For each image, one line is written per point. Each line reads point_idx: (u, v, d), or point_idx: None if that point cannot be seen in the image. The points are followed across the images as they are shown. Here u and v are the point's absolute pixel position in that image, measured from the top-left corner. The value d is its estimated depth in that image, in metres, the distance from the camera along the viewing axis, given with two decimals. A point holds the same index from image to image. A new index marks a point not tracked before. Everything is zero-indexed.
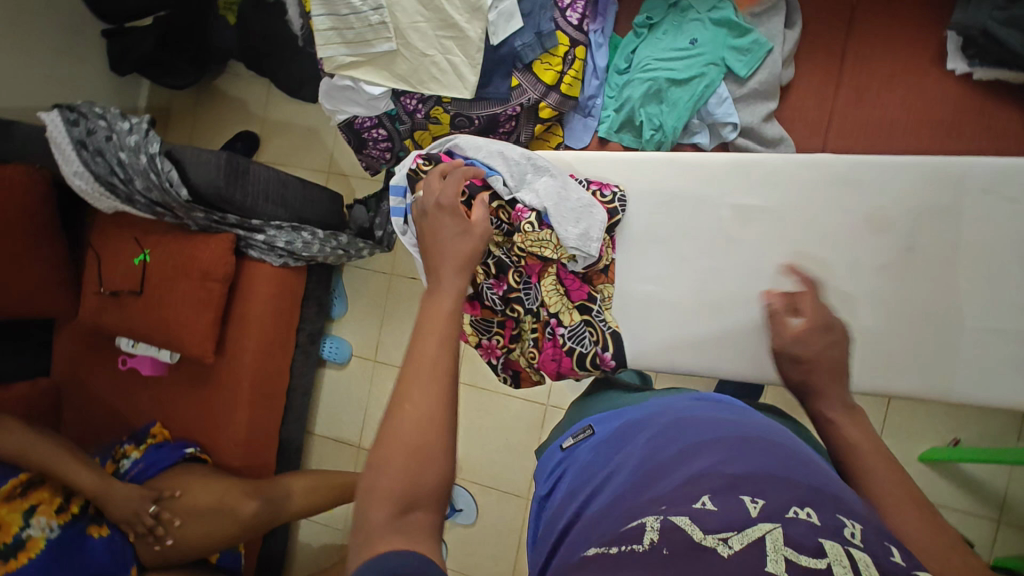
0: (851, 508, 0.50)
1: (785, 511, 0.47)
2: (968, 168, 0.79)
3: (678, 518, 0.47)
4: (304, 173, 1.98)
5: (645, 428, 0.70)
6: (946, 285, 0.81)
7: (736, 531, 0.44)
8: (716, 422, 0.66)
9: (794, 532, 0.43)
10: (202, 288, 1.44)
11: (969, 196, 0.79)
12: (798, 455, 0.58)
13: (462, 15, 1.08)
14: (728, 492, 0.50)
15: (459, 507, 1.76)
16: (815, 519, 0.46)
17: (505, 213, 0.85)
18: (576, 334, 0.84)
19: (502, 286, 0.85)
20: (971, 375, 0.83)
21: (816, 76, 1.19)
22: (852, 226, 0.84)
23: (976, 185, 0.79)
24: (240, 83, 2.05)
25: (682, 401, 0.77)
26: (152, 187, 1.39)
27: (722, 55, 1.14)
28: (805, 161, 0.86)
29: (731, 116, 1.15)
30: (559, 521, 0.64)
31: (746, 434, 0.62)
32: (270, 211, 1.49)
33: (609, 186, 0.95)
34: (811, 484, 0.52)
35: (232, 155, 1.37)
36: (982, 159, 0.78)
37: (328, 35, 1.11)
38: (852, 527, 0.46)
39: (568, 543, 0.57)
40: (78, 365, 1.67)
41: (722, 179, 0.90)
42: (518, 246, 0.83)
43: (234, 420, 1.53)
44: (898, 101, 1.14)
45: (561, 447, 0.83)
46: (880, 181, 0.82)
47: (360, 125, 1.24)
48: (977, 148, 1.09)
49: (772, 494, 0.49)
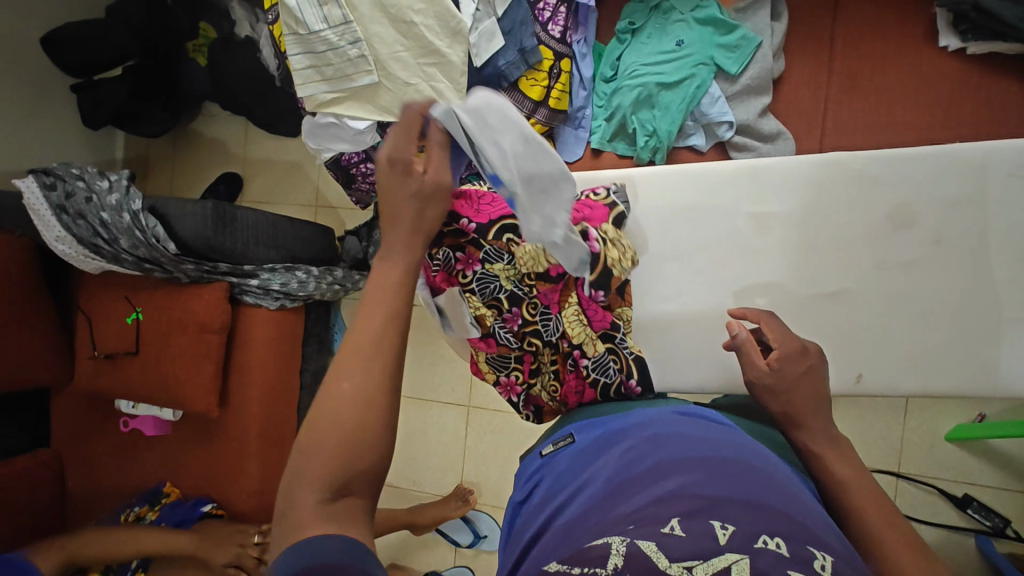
0: (824, 540, 0.47)
1: (753, 540, 0.44)
2: (987, 155, 0.77)
3: (644, 543, 0.44)
4: (292, 210, 1.94)
5: (625, 437, 0.66)
6: (978, 275, 0.79)
7: (701, 560, 0.42)
8: (698, 437, 0.62)
9: (761, 564, 0.41)
10: (200, 341, 1.39)
11: (994, 182, 0.77)
12: (777, 476, 0.55)
13: (443, 40, 1.05)
14: (700, 514, 0.47)
15: (483, 533, 1.71)
16: (785, 549, 0.43)
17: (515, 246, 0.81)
18: (600, 365, 0.80)
19: (516, 321, 0.81)
20: (1009, 363, 0.80)
21: (806, 65, 1.17)
22: (875, 224, 0.82)
23: (999, 176, 0.77)
24: (218, 123, 2.01)
25: (664, 413, 0.73)
26: (139, 244, 1.34)
27: (711, 54, 1.12)
28: (818, 160, 0.84)
29: (725, 115, 1.13)
30: (527, 531, 0.61)
31: (732, 452, 0.58)
32: (262, 254, 1.46)
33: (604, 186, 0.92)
34: (786, 508, 0.49)
35: (218, 203, 1.36)
36: (1003, 142, 0.76)
37: (306, 73, 1.07)
38: (823, 558, 0.43)
39: (535, 555, 0.53)
40: (78, 431, 1.62)
41: (736, 187, 0.87)
42: (524, 273, 0.80)
43: (246, 471, 1.48)
44: (893, 82, 1.12)
45: (540, 453, 0.78)
46: (902, 174, 0.80)
47: (346, 161, 1.20)
48: (978, 123, 1.07)
49: (745, 518, 0.46)
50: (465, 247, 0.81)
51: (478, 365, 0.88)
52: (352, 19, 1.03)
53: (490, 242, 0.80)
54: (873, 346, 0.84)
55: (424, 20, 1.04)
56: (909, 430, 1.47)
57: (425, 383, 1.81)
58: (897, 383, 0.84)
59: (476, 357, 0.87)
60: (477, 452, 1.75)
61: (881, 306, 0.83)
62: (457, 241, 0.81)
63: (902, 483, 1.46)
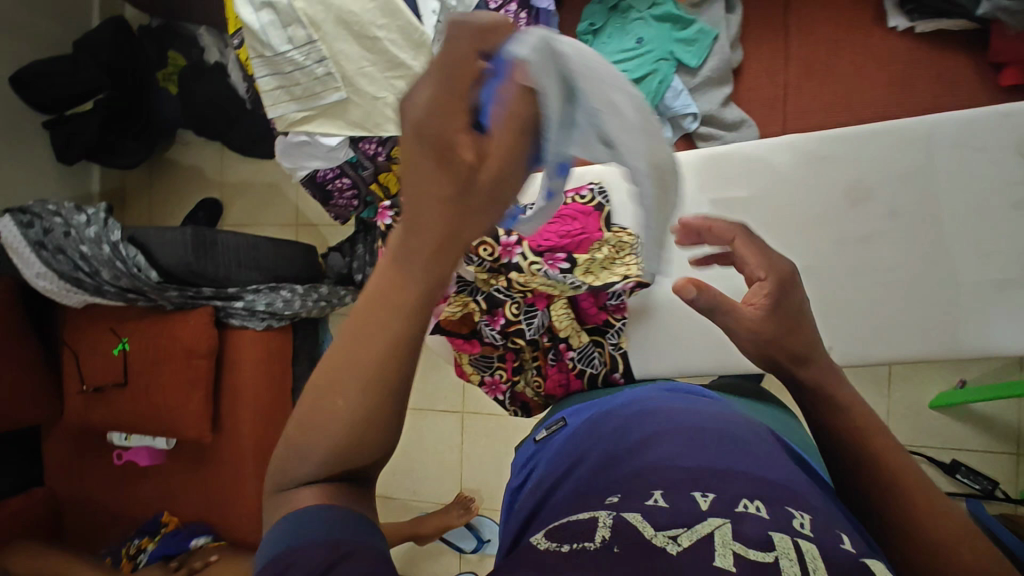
0: (806, 501, 0.50)
1: (736, 506, 0.47)
2: (933, 126, 0.80)
3: (631, 515, 0.47)
4: (274, 231, 1.95)
5: (615, 419, 0.69)
6: (936, 244, 0.82)
7: (685, 527, 0.44)
8: (683, 413, 0.65)
9: (743, 527, 0.44)
10: (189, 367, 1.40)
11: (941, 153, 0.80)
12: (761, 447, 0.58)
13: (406, 52, 1.05)
14: (683, 487, 0.50)
15: (487, 537, 1.71)
16: (764, 512, 0.46)
17: (487, 248, 0.77)
18: (585, 356, 0.82)
19: (498, 320, 0.81)
20: (973, 326, 0.83)
21: (763, 53, 1.20)
22: (833, 202, 0.85)
23: (946, 147, 0.80)
24: (193, 150, 2.02)
25: (653, 391, 0.75)
26: (121, 274, 1.34)
27: (670, 49, 1.15)
28: (775, 144, 0.87)
29: (689, 107, 1.15)
30: (525, 505, 0.65)
31: (712, 424, 0.62)
32: (245, 276, 1.45)
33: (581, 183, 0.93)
34: (767, 475, 0.52)
35: (198, 228, 1.37)
36: (946, 114, 0.79)
37: (275, 94, 1.09)
38: (801, 518, 0.46)
39: (530, 532, 0.56)
40: (72, 468, 1.61)
41: (698, 176, 0.90)
42: (518, 283, 0.78)
43: (244, 494, 1.48)
44: (847, 64, 1.15)
45: (534, 439, 0.81)
46: (854, 152, 0.83)
47: (322, 178, 1.22)
48: (932, 97, 1.11)
49: (723, 486, 0.50)
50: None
51: (462, 367, 0.89)
52: (317, 38, 1.04)
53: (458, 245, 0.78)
54: (843, 316, 0.86)
55: (388, 35, 1.04)
56: (894, 401, 1.51)
57: (419, 393, 1.81)
58: (869, 354, 0.87)
59: (459, 360, 0.89)
60: (474, 457, 1.76)
61: (846, 281, 0.86)
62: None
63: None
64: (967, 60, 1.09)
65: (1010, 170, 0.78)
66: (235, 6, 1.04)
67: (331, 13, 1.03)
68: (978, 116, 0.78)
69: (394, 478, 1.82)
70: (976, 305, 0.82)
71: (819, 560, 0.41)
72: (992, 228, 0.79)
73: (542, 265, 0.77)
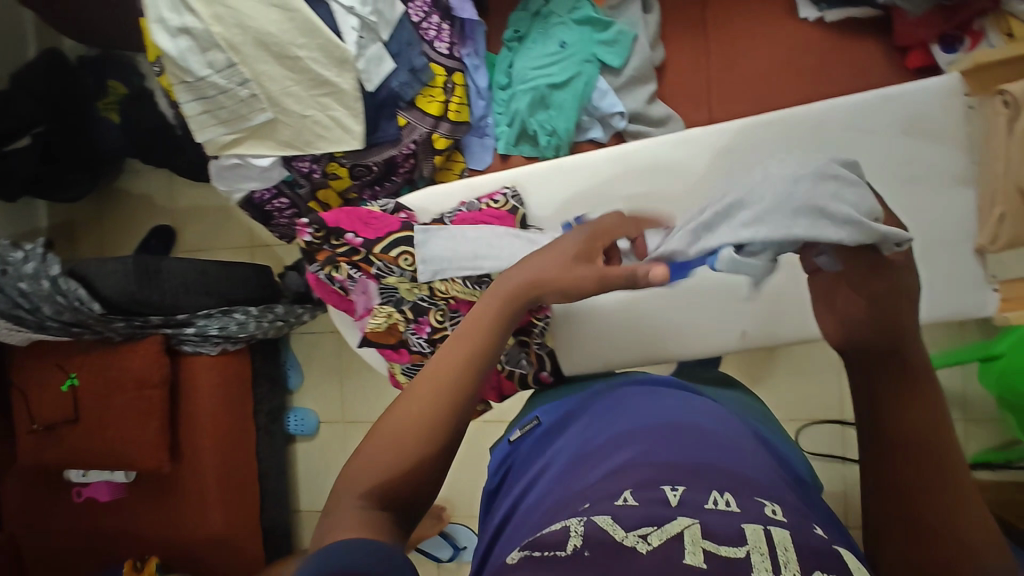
0: (769, 491, 0.52)
1: (705, 503, 0.48)
2: (825, 113, 0.83)
3: (601, 519, 0.47)
4: (228, 254, 1.94)
5: (585, 422, 0.71)
6: None
7: (655, 527, 0.45)
8: (649, 409, 0.67)
9: (711, 526, 0.44)
10: (141, 398, 1.38)
11: (832, 136, 0.82)
12: (725, 438, 0.60)
13: (332, 71, 1.08)
14: (652, 484, 0.51)
15: (463, 544, 1.70)
16: (734, 505, 0.48)
17: (406, 259, 0.89)
18: (512, 357, 0.92)
19: (424, 329, 0.90)
20: None
21: (684, 50, 1.23)
22: None
23: (836, 130, 0.83)
24: (140, 178, 2.00)
25: (624, 389, 0.77)
26: (63, 309, 1.34)
27: (593, 51, 1.17)
28: (678, 139, 0.89)
29: (615, 106, 1.17)
30: (496, 518, 0.66)
31: (682, 420, 0.64)
32: (194, 302, 1.42)
33: (499, 191, 0.95)
34: (736, 472, 0.54)
35: (139, 257, 1.34)
36: (835, 101, 0.83)
37: (202, 119, 1.09)
38: (773, 505, 0.49)
39: (505, 544, 0.56)
40: (30, 507, 1.58)
41: (607, 172, 0.92)
42: (439, 290, 0.88)
43: (209, 521, 1.46)
44: (764, 56, 1.19)
45: (507, 439, 0.84)
46: (750, 141, 0.86)
47: (260, 199, 1.23)
48: (846, 84, 1.15)
49: (693, 481, 0.51)
50: (359, 264, 0.91)
51: (397, 376, 0.96)
52: (237, 61, 1.05)
53: (378, 257, 0.90)
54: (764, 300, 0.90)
55: (309, 54, 1.06)
56: None
57: None
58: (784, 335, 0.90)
59: (394, 369, 0.95)
60: None
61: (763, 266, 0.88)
62: (352, 260, 0.91)
63: (848, 431, 1.43)
64: (876, 44, 1.13)
65: (899, 149, 0.81)
66: (150, 33, 1.03)
67: (249, 36, 1.04)
68: (866, 101, 0.81)
69: None
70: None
71: (790, 551, 0.42)
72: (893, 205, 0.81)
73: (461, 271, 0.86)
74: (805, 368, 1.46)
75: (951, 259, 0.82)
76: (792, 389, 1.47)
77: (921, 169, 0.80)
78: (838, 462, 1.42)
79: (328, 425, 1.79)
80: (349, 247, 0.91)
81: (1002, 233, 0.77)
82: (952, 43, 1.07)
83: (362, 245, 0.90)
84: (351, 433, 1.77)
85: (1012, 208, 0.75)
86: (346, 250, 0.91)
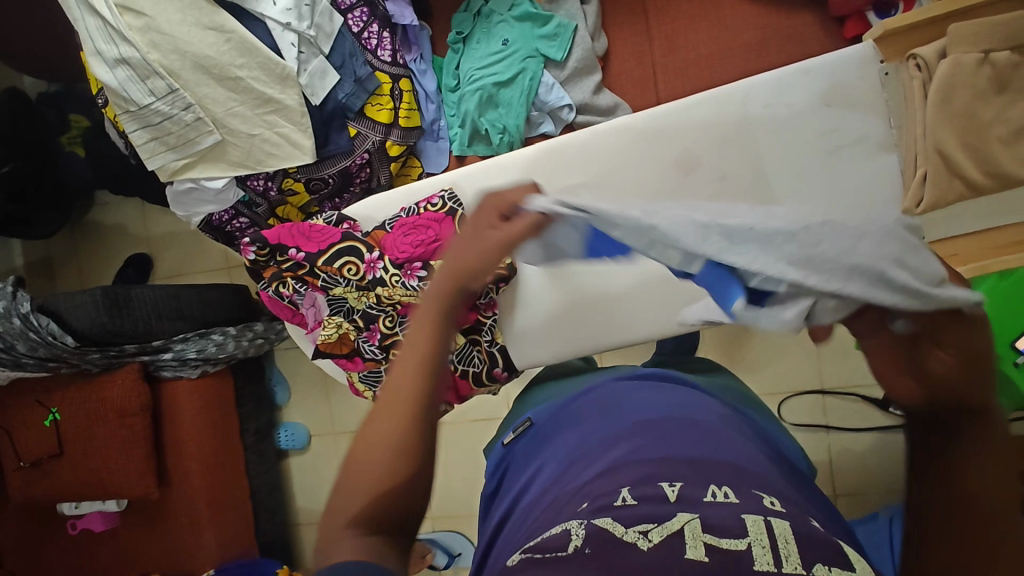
0: (756, 478, 0.53)
1: (704, 496, 0.49)
2: (746, 90, 0.86)
3: (600, 519, 0.47)
4: (204, 278, 1.94)
5: (573, 417, 0.71)
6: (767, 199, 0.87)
7: (656, 524, 0.46)
8: (636, 402, 0.68)
9: (710, 518, 0.45)
10: (124, 427, 1.40)
11: (756, 115, 0.86)
12: (710, 428, 0.61)
13: (274, 88, 1.10)
14: (650, 481, 0.52)
15: (457, 551, 1.56)
16: (733, 498, 0.49)
17: (352, 269, 0.93)
18: (465, 356, 1.02)
19: (376, 336, 0.95)
20: None
21: (627, 38, 1.23)
22: (667, 174, 0.89)
23: (761, 104, 0.86)
24: (111, 208, 2.01)
25: (613, 381, 0.77)
26: (37, 345, 1.35)
27: (535, 47, 1.18)
28: (608, 128, 0.91)
29: (563, 99, 1.18)
30: (490, 520, 0.66)
31: (672, 413, 0.64)
32: (168, 327, 1.43)
33: (437, 194, 0.95)
34: (727, 462, 0.55)
35: (107, 287, 1.35)
36: (754, 79, 0.85)
37: (151, 146, 1.11)
38: (770, 498, 0.50)
39: (501, 545, 0.57)
40: (27, 544, 1.60)
41: (545, 165, 0.93)
42: (387, 297, 0.92)
43: (203, 542, 1.47)
44: (706, 37, 1.18)
45: (502, 442, 0.82)
46: (680, 126, 0.88)
47: (219, 221, 1.23)
48: (788, 58, 1.14)
49: (691, 476, 0.52)
50: (306, 277, 0.94)
51: (355, 385, 1.00)
52: (178, 87, 1.06)
53: (323, 269, 0.93)
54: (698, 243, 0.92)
55: (250, 73, 1.09)
56: None
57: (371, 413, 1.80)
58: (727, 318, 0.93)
59: (353, 380, 0.99)
60: None
61: None
62: (297, 275, 0.95)
63: (828, 399, 1.43)
64: (813, 17, 1.13)
65: (823, 120, 0.84)
66: (89, 66, 1.05)
67: (187, 61, 1.06)
68: (782, 78, 0.85)
69: None
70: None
71: (791, 543, 0.43)
72: (817, 175, 0.86)
73: (401, 277, 0.92)
74: (779, 343, 1.47)
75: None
76: (771, 363, 1.47)
77: (841, 140, 0.85)
78: (820, 430, 1.43)
79: (319, 438, 1.80)
80: (293, 262, 0.94)
81: (925, 196, 0.83)
82: (885, 10, 1.07)
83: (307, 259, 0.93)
84: (342, 443, 1.78)
85: (932, 169, 0.81)
86: (290, 265, 0.94)
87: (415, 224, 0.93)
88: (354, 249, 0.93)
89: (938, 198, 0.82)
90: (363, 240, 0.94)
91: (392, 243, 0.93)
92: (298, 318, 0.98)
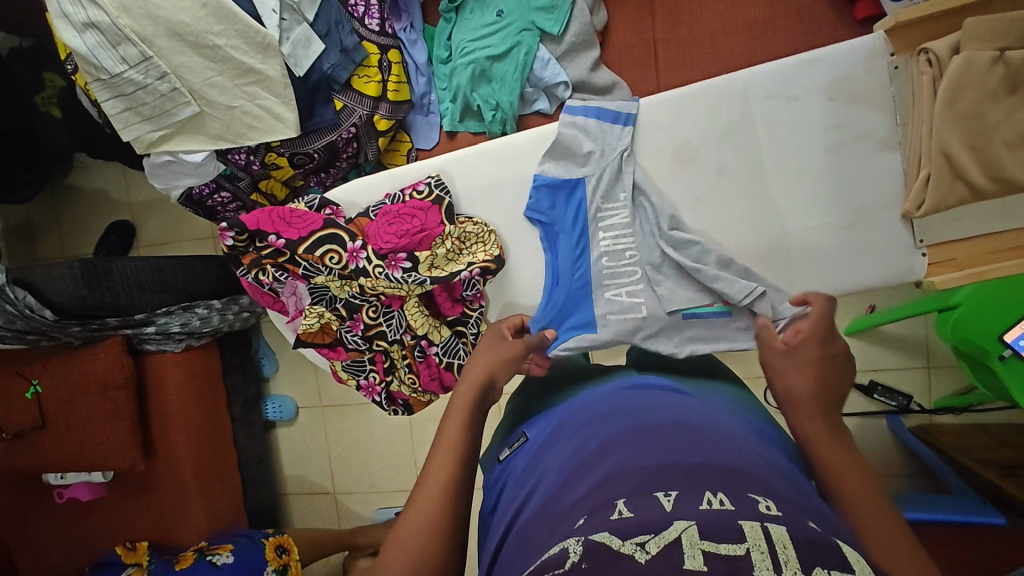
0: (762, 485, 0.51)
1: (699, 504, 0.47)
2: (748, 81, 0.90)
3: (599, 535, 0.45)
4: (189, 247, 1.89)
5: (567, 427, 0.69)
6: (761, 190, 0.92)
7: (652, 534, 0.44)
8: (632, 411, 0.66)
9: (708, 525, 0.43)
10: (106, 401, 1.37)
11: (754, 100, 0.90)
12: (707, 433, 0.60)
13: (255, 57, 1.06)
14: (645, 492, 0.50)
15: None
16: (729, 504, 0.47)
17: (334, 257, 0.96)
18: (449, 348, 1.01)
19: (359, 326, 1.02)
20: (811, 272, 0.92)
21: (626, 12, 1.16)
22: (664, 163, 0.95)
23: (761, 95, 0.90)
24: (93, 172, 1.94)
25: (611, 390, 0.74)
26: (14, 317, 1.32)
27: (531, 19, 1.09)
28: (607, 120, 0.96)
29: (558, 75, 1.09)
30: (487, 548, 0.62)
31: (664, 421, 0.63)
32: (152, 300, 1.40)
33: (423, 180, 1.00)
34: (726, 468, 0.53)
35: (85, 259, 1.30)
36: (757, 70, 0.89)
37: (125, 116, 1.07)
38: (766, 502, 0.47)
39: (497, 571, 0.55)
40: (15, 512, 1.60)
41: (538, 152, 0.97)
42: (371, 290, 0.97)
43: (190, 513, 1.47)
44: (711, 13, 1.11)
45: (498, 459, 0.76)
46: (679, 113, 0.93)
47: (199, 194, 1.22)
48: (801, 38, 1.07)
49: (686, 485, 0.50)
50: (286, 265, 0.98)
51: (339, 373, 1.07)
52: (151, 54, 1.02)
53: (304, 258, 0.96)
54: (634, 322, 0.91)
55: (228, 41, 1.04)
56: None
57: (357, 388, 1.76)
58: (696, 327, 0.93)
59: (335, 368, 1.06)
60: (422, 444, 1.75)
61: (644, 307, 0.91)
62: (278, 263, 0.98)
63: None
64: None
65: (824, 114, 0.88)
66: (55, 30, 0.99)
67: (160, 27, 1.01)
68: (784, 68, 0.88)
69: (348, 475, 1.77)
70: (806, 240, 0.92)
71: (790, 548, 0.40)
72: (816, 167, 0.89)
73: (385, 268, 0.95)
74: None
75: (883, 223, 0.89)
76: None
77: (845, 133, 0.88)
78: None
79: (307, 410, 1.80)
80: (273, 249, 0.97)
81: (927, 199, 0.82)
82: None
83: (289, 246, 0.96)
84: (330, 416, 1.78)
85: (936, 172, 0.80)
86: (271, 252, 0.97)
87: (399, 213, 0.97)
88: (335, 238, 0.96)
89: (938, 202, 0.82)
90: (345, 228, 0.97)
91: (376, 232, 0.97)
92: (279, 305, 1.04)
